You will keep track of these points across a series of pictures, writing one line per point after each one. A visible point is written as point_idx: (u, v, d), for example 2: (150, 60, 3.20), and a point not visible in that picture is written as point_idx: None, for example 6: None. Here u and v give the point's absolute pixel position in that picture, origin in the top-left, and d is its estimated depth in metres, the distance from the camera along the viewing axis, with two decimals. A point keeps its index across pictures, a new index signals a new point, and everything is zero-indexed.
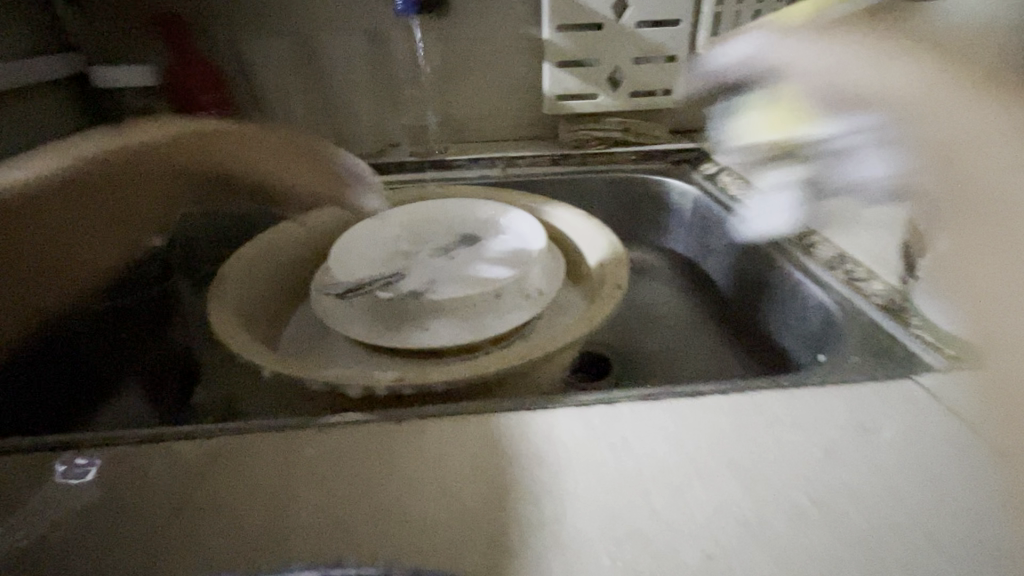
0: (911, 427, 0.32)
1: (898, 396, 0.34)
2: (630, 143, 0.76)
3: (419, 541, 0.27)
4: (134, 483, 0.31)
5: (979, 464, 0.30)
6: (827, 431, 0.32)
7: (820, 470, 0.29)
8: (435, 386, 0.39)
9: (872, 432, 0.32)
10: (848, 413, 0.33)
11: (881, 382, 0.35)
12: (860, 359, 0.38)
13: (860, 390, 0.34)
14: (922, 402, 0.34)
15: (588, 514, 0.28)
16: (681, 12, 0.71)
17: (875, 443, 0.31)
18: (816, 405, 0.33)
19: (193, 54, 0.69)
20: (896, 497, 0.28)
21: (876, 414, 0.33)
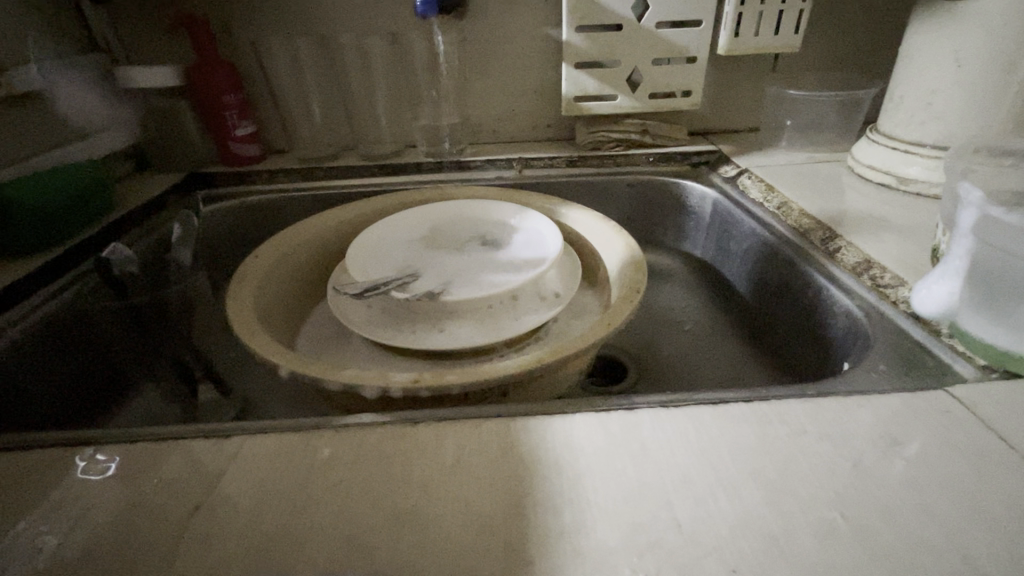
0: (945, 442, 0.31)
1: (930, 411, 0.33)
2: (648, 145, 0.75)
3: (437, 547, 0.27)
4: (153, 479, 0.31)
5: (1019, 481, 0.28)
6: (855, 445, 0.31)
7: (850, 484, 0.29)
8: (451, 389, 0.39)
9: (903, 448, 0.31)
10: (876, 428, 0.32)
11: (909, 394, 0.34)
12: (886, 369, 0.37)
13: (887, 403, 0.33)
14: (955, 416, 0.33)
15: (609, 525, 0.27)
16: (702, 13, 0.70)
17: (907, 459, 0.30)
18: (841, 417, 0.33)
19: (215, 57, 0.68)
20: (933, 516, 0.27)
21: (906, 429, 0.32)
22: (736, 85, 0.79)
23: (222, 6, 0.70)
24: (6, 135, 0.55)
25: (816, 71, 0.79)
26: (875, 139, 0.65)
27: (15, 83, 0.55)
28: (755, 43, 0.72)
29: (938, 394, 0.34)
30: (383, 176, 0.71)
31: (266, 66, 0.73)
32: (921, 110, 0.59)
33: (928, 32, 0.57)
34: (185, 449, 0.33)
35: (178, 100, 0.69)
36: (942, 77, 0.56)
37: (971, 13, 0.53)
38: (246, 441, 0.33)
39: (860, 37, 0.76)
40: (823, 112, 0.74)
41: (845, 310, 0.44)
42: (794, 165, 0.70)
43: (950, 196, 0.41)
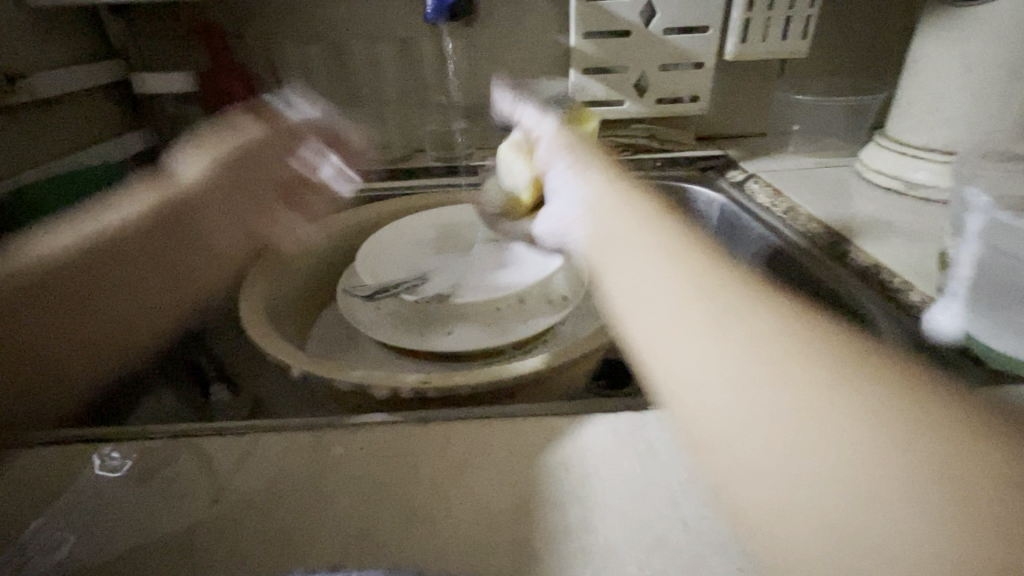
0: (806, 410, 0.26)
1: (791, 368, 0.27)
2: (655, 149, 0.76)
3: (447, 542, 0.27)
4: (168, 476, 0.32)
5: (887, 466, 0.24)
6: (755, 408, 0.27)
7: (762, 454, 0.26)
8: (460, 390, 0.39)
9: (801, 416, 0.26)
10: (774, 386, 0.28)
11: (754, 342, 0.29)
12: (750, 324, 0.30)
13: (741, 356, 0.29)
14: (838, 395, 0.26)
15: (617, 523, 0.28)
16: (709, 19, 0.71)
17: (794, 423, 0.26)
18: (712, 370, 0.29)
19: (229, 63, 0.70)
20: (825, 497, 0.24)
21: (747, 390, 0.28)
22: (744, 89, 0.79)
23: (236, 14, 0.72)
24: (24, 140, 0.58)
25: (825, 75, 0.79)
26: (883, 143, 0.65)
27: (37, 87, 0.58)
28: (762, 48, 0.72)
29: (809, 356, 0.28)
30: (393, 180, 0.72)
31: (278, 72, 0.75)
32: (929, 115, 0.59)
33: (934, 37, 0.57)
34: (198, 447, 0.33)
35: (192, 106, 0.71)
36: (949, 82, 0.56)
37: (977, 19, 0.53)
38: (256, 440, 0.34)
39: (869, 42, 0.77)
40: (831, 117, 0.75)
41: (725, 279, 0.34)
42: (801, 170, 0.71)
43: (957, 201, 0.41)
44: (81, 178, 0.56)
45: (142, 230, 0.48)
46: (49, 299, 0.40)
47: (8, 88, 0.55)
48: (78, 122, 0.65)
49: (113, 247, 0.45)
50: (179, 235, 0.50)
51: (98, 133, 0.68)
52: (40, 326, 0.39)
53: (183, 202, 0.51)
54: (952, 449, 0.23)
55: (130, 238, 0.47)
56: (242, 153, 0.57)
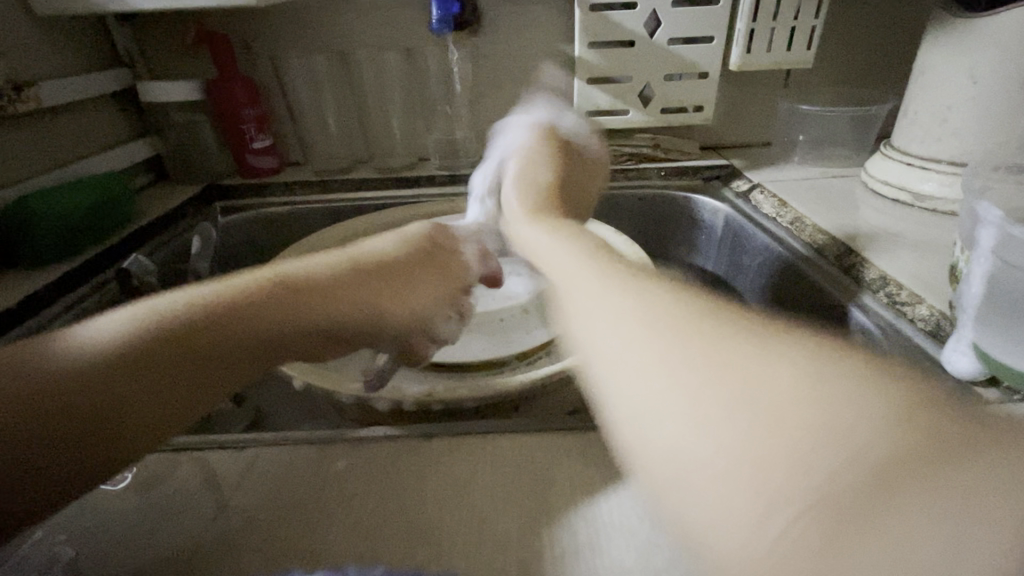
0: (737, 389, 0.20)
1: (719, 344, 0.22)
2: (660, 157, 0.76)
3: (452, 561, 0.27)
4: (169, 489, 0.32)
5: (811, 457, 0.18)
6: (676, 379, 0.22)
7: (670, 446, 0.21)
8: (463, 402, 0.39)
9: (707, 395, 0.21)
10: (688, 362, 0.22)
11: (678, 318, 0.24)
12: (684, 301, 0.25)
13: (658, 334, 0.24)
14: (790, 375, 0.20)
15: (626, 544, 0.27)
16: (713, 30, 0.71)
17: (703, 414, 0.21)
18: (619, 349, 0.25)
19: (236, 72, 0.70)
20: (743, 490, 0.19)
21: (664, 358, 0.23)
22: (749, 99, 0.79)
23: (243, 24, 0.72)
24: (32, 149, 0.58)
25: (831, 85, 0.79)
26: (889, 154, 0.64)
27: (44, 96, 0.58)
28: (767, 58, 0.72)
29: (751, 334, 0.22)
30: (397, 188, 0.72)
31: (284, 81, 0.75)
32: (937, 126, 0.59)
33: (942, 48, 0.57)
34: (199, 459, 0.33)
35: (198, 113, 0.71)
36: (958, 93, 0.56)
37: (984, 30, 0.53)
38: (259, 453, 0.33)
39: (874, 54, 0.77)
40: (837, 126, 0.74)
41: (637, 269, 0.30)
42: (808, 180, 0.70)
43: (969, 214, 0.40)
44: (86, 186, 0.56)
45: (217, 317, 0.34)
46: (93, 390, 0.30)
47: (17, 97, 0.55)
48: (85, 130, 0.65)
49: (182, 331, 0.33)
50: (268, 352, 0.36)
51: (104, 141, 0.68)
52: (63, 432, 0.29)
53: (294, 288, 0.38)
54: (871, 436, 0.18)
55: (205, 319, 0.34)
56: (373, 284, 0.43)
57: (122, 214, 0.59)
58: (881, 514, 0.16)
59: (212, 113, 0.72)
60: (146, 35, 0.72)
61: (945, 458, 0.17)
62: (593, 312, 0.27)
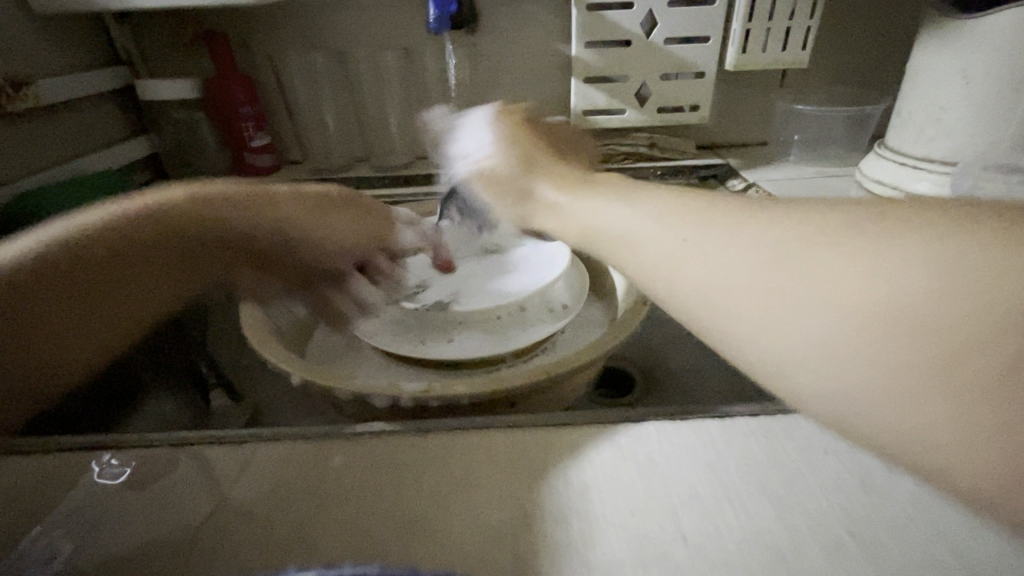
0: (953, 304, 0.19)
1: (789, 253, 0.22)
2: (656, 157, 0.76)
3: (447, 553, 0.27)
4: (167, 485, 0.32)
5: (985, 356, 0.18)
6: (792, 327, 0.22)
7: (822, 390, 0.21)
8: (460, 398, 0.39)
9: (849, 333, 0.20)
10: (823, 292, 0.21)
11: (743, 234, 0.24)
12: (792, 236, 0.23)
13: (766, 280, 0.23)
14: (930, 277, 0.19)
15: (617, 538, 0.28)
16: (710, 31, 0.71)
17: (877, 348, 0.20)
18: (747, 312, 0.23)
19: (234, 70, 0.70)
20: (971, 416, 0.18)
21: (812, 306, 0.21)
22: (746, 99, 0.80)
23: (241, 23, 0.73)
24: (30, 147, 0.59)
25: (827, 85, 0.79)
26: (883, 154, 0.65)
27: (43, 95, 0.58)
28: (763, 58, 0.72)
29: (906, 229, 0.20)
30: (394, 187, 0.72)
31: (282, 80, 0.75)
32: (930, 126, 0.59)
33: (935, 48, 0.57)
34: (197, 455, 0.34)
35: (196, 112, 0.71)
36: (951, 94, 0.57)
37: (977, 31, 0.53)
38: (258, 448, 0.34)
39: (869, 55, 0.77)
40: (832, 126, 0.75)
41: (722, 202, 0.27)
42: (803, 180, 0.71)
43: None
44: (85, 185, 0.56)
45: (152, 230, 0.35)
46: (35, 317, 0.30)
47: (14, 94, 0.55)
48: (82, 127, 0.65)
49: (109, 239, 0.33)
50: (182, 266, 0.37)
51: (102, 138, 0.69)
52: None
53: (206, 206, 0.39)
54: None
55: (136, 228, 0.34)
56: (282, 215, 0.44)
57: None
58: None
59: (210, 112, 0.72)
60: (144, 34, 0.72)
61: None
62: (690, 274, 0.25)
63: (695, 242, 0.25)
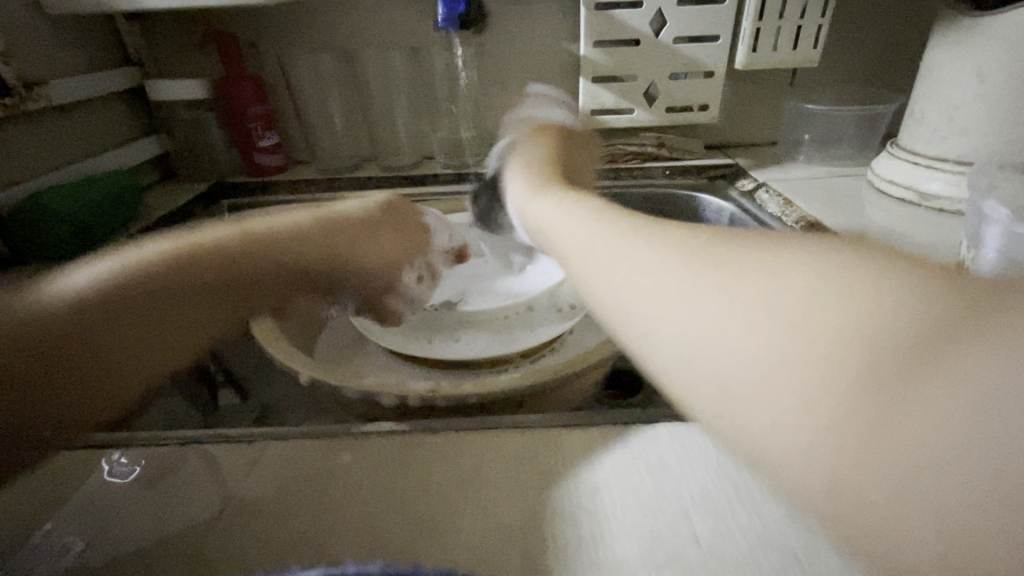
0: (831, 305, 0.18)
1: (687, 254, 0.23)
2: (665, 157, 0.76)
3: (457, 553, 0.27)
4: (174, 483, 0.32)
5: (839, 355, 0.17)
6: (675, 317, 0.22)
7: (690, 375, 0.21)
8: (467, 398, 0.39)
9: (727, 322, 0.20)
10: (723, 288, 0.21)
11: (661, 237, 0.25)
12: (709, 240, 0.23)
13: (662, 270, 0.23)
14: (809, 281, 0.19)
15: (629, 539, 0.27)
16: (719, 29, 0.71)
17: (740, 337, 0.19)
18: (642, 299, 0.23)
19: (243, 70, 0.70)
20: (813, 415, 0.17)
21: (695, 298, 0.21)
22: (754, 98, 0.79)
23: (251, 23, 0.73)
24: (42, 146, 0.59)
25: (837, 84, 0.78)
26: (895, 153, 0.64)
27: (55, 95, 0.59)
28: (773, 57, 0.72)
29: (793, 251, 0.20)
30: (402, 187, 0.72)
31: (291, 80, 0.75)
32: (943, 125, 0.59)
33: (949, 46, 0.56)
34: (205, 452, 0.34)
35: (205, 112, 0.72)
36: (964, 92, 0.56)
37: (993, 27, 0.52)
38: (266, 446, 0.33)
39: (883, 53, 0.76)
40: (843, 126, 0.74)
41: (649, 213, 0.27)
42: (813, 180, 0.70)
43: (974, 212, 0.40)
44: (95, 185, 0.56)
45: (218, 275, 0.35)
46: (83, 320, 0.29)
47: (26, 95, 0.55)
48: (93, 128, 0.66)
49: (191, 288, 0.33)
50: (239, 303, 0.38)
51: (113, 138, 0.69)
52: (105, 339, 0.29)
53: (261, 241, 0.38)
54: (884, 359, 0.16)
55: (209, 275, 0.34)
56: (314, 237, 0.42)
57: (130, 212, 0.59)
58: (955, 379, 0.15)
59: (219, 112, 0.72)
60: (155, 34, 0.72)
61: (988, 321, 0.15)
62: (603, 268, 0.26)
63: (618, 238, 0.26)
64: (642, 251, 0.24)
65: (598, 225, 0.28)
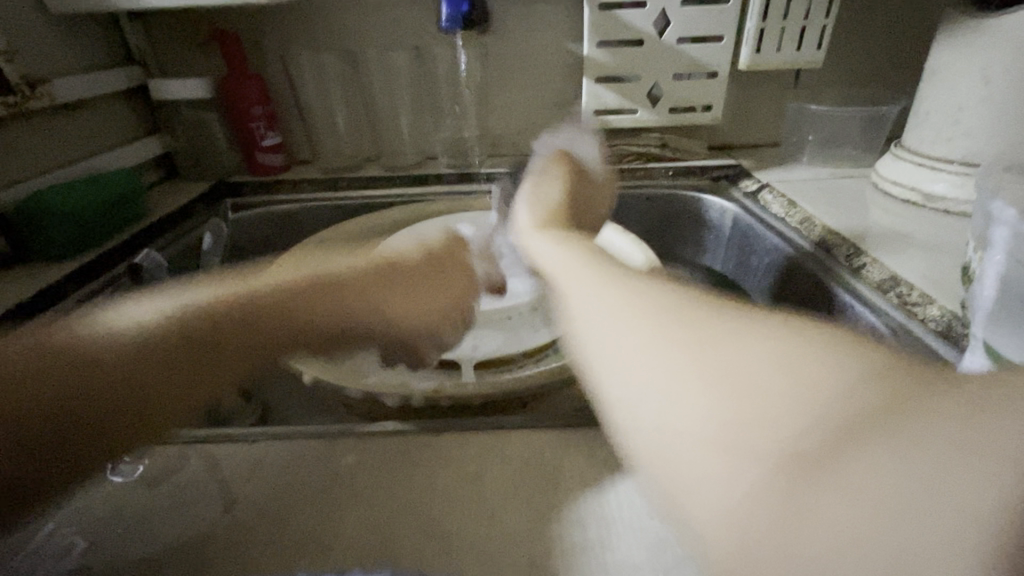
0: (777, 384, 0.20)
1: (647, 317, 0.25)
2: (668, 158, 0.76)
3: (462, 555, 0.27)
4: (177, 483, 0.32)
5: (779, 429, 0.19)
6: (617, 364, 0.24)
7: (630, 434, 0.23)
8: (471, 399, 0.39)
9: (690, 377, 0.22)
10: (671, 359, 0.23)
11: (628, 305, 0.26)
12: (679, 308, 0.25)
13: (643, 321, 0.25)
14: (776, 357, 0.21)
15: (636, 542, 0.27)
16: (723, 30, 0.71)
17: (693, 399, 0.21)
18: (598, 359, 0.26)
19: (246, 69, 0.70)
20: (740, 489, 0.19)
21: (648, 364, 0.23)
22: (758, 99, 0.79)
23: (254, 22, 0.73)
24: (45, 146, 0.59)
25: (841, 85, 0.78)
26: (900, 154, 0.64)
27: (58, 94, 0.59)
28: (777, 57, 0.72)
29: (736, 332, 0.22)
30: (405, 187, 0.72)
31: (294, 79, 0.75)
32: (947, 126, 0.59)
33: (954, 46, 0.56)
34: (207, 453, 0.33)
35: (208, 112, 0.72)
36: (970, 93, 0.56)
37: (997, 28, 0.52)
38: (269, 447, 0.33)
39: (887, 54, 0.76)
40: (847, 127, 0.74)
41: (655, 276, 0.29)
42: (818, 180, 0.70)
43: (983, 214, 0.40)
44: (98, 184, 0.56)
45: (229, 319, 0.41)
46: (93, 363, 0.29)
47: (31, 95, 0.56)
48: (96, 127, 0.66)
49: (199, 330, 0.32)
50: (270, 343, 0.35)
51: (116, 137, 0.69)
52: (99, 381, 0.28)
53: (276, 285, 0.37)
54: (807, 443, 0.18)
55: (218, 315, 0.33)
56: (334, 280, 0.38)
57: (132, 211, 0.59)
58: (849, 475, 0.17)
59: (222, 111, 0.72)
60: (158, 34, 0.72)
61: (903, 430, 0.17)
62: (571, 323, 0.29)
63: (592, 296, 0.28)
64: (606, 308, 0.27)
65: (578, 279, 0.30)
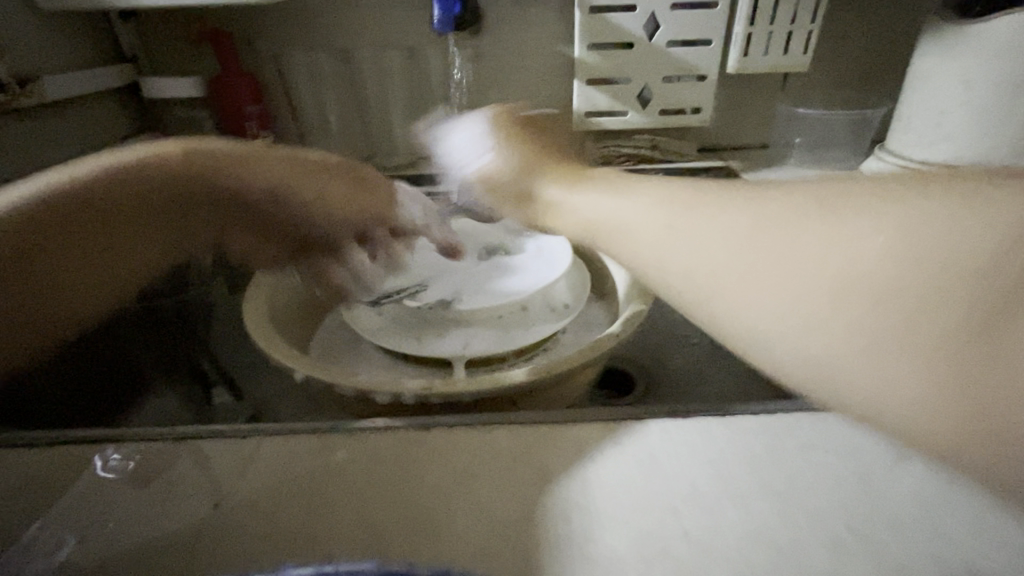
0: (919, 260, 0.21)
1: (765, 246, 0.25)
2: (658, 159, 0.77)
3: (450, 548, 0.28)
4: (168, 480, 0.32)
5: (916, 324, 0.21)
6: (765, 287, 0.24)
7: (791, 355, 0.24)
8: (461, 396, 0.39)
9: (801, 280, 0.23)
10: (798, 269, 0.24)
11: (747, 229, 0.26)
12: (773, 214, 0.26)
13: (734, 253, 0.26)
14: (894, 246, 0.22)
15: (620, 534, 0.28)
16: (712, 34, 0.72)
17: (817, 322, 0.23)
18: (731, 284, 0.26)
19: (237, 67, 0.70)
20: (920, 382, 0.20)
21: (793, 284, 0.24)
22: (747, 101, 0.80)
23: (246, 21, 0.73)
24: (34, 144, 0.59)
25: (828, 89, 0.79)
26: (883, 157, 0.64)
27: (47, 91, 0.59)
28: (765, 61, 0.73)
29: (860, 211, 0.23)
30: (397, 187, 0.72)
31: (286, 77, 0.75)
32: (930, 130, 0.60)
33: (938, 51, 0.58)
34: (198, 450, 0.34)
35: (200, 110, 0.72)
36: (952, 96, 0.57)
37: (980, 33, 0.54)
38: (260, 444, 0.34)
39: (872, 60, 0.78)
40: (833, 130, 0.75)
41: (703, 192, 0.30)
42: None
43: None
44: None
45: (155, 197, 0.41)
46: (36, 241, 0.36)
47: (21, 92, 0.56)
48: (86, 124, 0.66)
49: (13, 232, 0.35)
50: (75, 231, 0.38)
51: (106, 135, 0.69)
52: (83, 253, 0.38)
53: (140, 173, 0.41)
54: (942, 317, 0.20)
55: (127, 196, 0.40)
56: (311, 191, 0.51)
57: None
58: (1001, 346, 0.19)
59: (213, 109, 0.72)
60: (150, 32, 0.72)
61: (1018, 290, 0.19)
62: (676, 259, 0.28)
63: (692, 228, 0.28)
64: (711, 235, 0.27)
65: (672, 210, 0.29)
